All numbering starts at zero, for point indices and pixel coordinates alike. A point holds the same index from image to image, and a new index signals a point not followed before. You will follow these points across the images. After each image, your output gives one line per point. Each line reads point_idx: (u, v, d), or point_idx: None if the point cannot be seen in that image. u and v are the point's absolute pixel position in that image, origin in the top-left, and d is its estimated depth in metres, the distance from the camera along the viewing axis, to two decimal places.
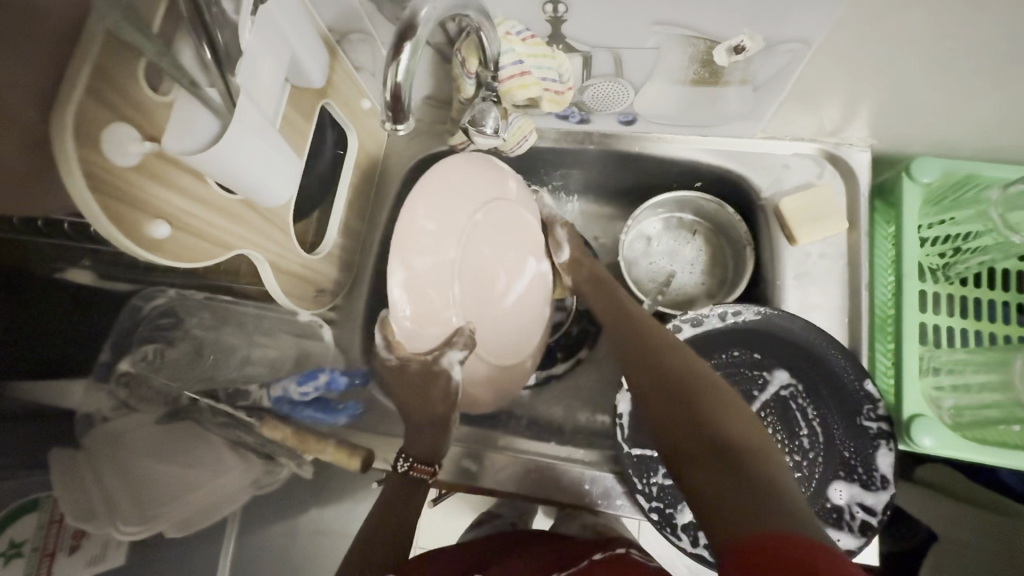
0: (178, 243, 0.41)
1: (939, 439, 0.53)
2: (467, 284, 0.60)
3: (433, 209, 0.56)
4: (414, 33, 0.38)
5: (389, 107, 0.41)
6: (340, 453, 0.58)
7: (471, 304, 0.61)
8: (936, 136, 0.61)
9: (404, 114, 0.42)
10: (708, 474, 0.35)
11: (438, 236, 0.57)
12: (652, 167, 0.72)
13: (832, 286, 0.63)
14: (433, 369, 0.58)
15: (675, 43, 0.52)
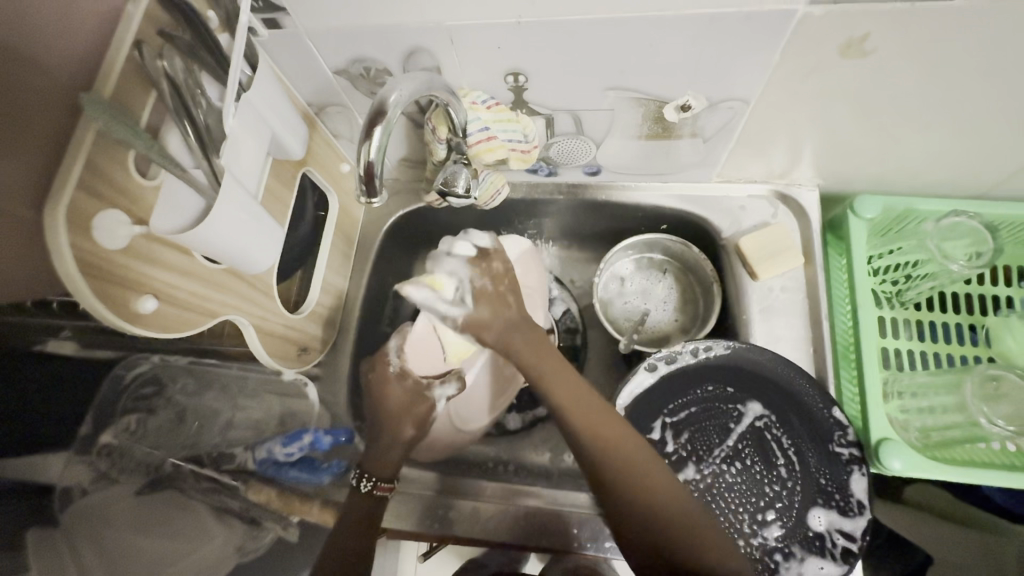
0: (165, 315, 0.43)
1: (908, 462, 0.55)
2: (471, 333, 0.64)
3: None
4: (385, 115, 0.41)
5: (363, 181, 0.44)
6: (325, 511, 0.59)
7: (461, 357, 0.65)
8: (875, 175, 0.66)
9: (379, 187, 0.45)
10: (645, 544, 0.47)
11: None
12: (620, 213, 0.77)
13: (795, 317, 0.67)
14: (423, 393, 0.61)
15: (626, 104, 0.57)
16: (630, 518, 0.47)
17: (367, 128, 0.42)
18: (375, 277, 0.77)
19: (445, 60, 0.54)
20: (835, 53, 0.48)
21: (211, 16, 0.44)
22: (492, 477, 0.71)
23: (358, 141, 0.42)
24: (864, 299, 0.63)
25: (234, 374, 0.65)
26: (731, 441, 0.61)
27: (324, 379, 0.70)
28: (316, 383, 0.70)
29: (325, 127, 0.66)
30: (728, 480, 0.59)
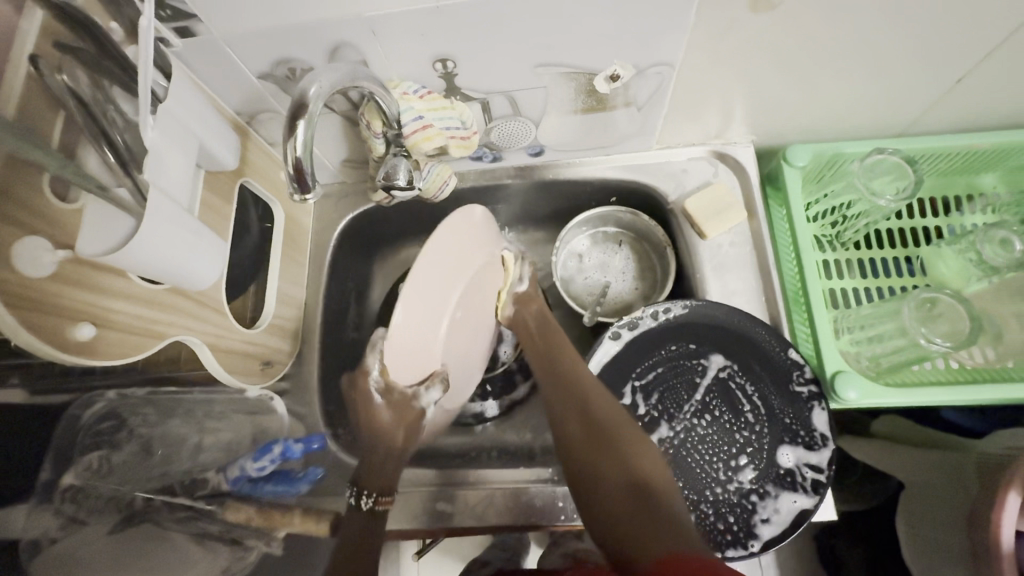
0: (109, 341, 0.42)
1: (861, 390, 0.58)
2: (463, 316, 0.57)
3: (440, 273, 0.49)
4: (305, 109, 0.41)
5: (294, 177, 0.43)
6: (307, 520, 0.58)
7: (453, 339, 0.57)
8: (802, 124, 0.69)
9: (311, 183, 0.44)
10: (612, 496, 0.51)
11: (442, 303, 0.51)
12: (569, 191, 0.78)
13: (746, 269, 0.69)
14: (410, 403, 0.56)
15: (558, 81, 0.58)
16: (604, 488, 0.51)
17: (291, 126, 0.41)
18: (333, 283, 0.76)
19: (370, 52, 0.53)
20: (748, 8, 0.50)
21: (114, 27, 0.43)
22: (477, 466, 0.72)
23: (283, 141, 0.42)
24: (805, 245, 0.66)
25: (199, 397, 0.63)
26: (698, 394, 0.63)
27: (293, 392, 0.69)
28: (284, 397, 0.69)
29: (258, 135, 0.64)
30: (700, 432, 0.61)
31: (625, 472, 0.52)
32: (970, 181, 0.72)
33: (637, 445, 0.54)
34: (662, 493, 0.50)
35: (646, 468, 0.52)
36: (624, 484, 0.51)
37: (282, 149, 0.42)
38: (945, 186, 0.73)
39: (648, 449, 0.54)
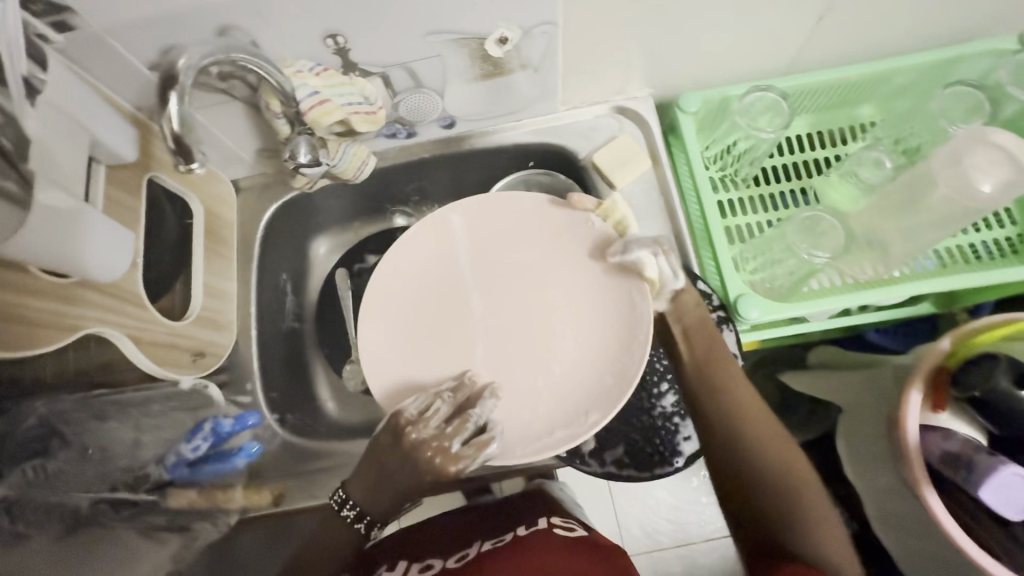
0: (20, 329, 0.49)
1: (760, 310, 0.64)
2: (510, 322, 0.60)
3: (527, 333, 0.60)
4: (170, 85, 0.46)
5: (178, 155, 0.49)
6: (249, 494, 0.65)
7: (496, 339, 0.60)
8: (693, 73, 0.73)
9: (195, 153, 0.48)
10: (759, 500, 0.52)
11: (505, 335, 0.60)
12: (488, 159, 0.81)
13: (656, 214, 0.73)
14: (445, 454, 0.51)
15: (450, 48, 0.60)
16: (748, 457, 0.53)
17: (163, 98, 0.48)
18: (264, 273, 0.77)
19: (259, 33, 0.54)
20: None
21: None
22: None
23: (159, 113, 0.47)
24: (703, 187, 0.71)
25: (135, 397, 0.62)
26: None
27: (233, 384, 0.70)
28: (225, 388, 0.70)
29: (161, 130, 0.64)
30: None
31: (768, 497, 0.52)
32: (850, 114, 0.78)
33: (791, 453, 0.54)
34: (790, 512, 0.51)
35: (765, 480, 0.52)
36: (758, 478, 0.52)
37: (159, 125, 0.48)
38: (829, 120, 0.79)
39: (757, 404, 0.56)
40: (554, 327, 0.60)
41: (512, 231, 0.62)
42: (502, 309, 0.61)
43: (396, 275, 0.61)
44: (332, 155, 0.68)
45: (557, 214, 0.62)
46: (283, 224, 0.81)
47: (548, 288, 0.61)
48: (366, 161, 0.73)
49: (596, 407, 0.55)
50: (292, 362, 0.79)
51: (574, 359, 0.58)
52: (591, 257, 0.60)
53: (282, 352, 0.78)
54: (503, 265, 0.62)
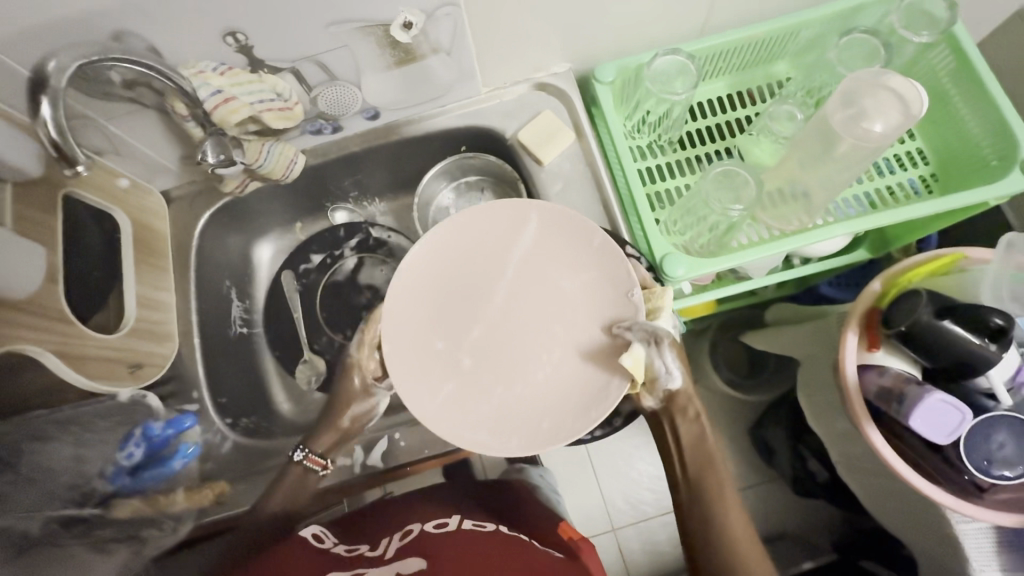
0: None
1: (686, 268, 0.65)
2: (503, 339, 0.56)
3: (509, 361, 0.56)
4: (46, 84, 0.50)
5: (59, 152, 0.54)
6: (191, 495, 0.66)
7: (484, 350, 0.56)
8: (606, 44, 0.74)
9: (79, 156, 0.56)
10: None
11: (489, 365, 0.56)
12: (419, 146, 0.82)
13: (585, 185, 0.74)
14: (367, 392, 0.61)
15: (356, 37, 0.60)
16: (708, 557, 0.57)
17: (36, 99, 0.51)
18: (202, 280, 0.77)
19: (155, 37, 0.53)
20: None
21: None
22: None
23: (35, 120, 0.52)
24: (624, 156, 0.72)
25: (73, 414, 0.61)
26: None
27: (178, 394, 0.71)
28: (170, 398, 0.70)
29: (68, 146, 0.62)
30: None
31: None
32: (767, 71, 0.81)
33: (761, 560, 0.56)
34: None
35: None
36: None
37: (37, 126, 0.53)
38: (747, 79, 0.81)
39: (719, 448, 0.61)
40: (539, 357, 0.56)
41: (558, 254, 0.58)
42: (508, 318, 0.57)
43: (437, 238, 0.56)
44: (255, 156, 0.69)
45: (592, 266, 0.57)
46: (220, 230, 0.81)
47: (565, 319, 0.57)
48: (297, 161, 0.74)
49: (517, 434, 0.53)
50: (242, 366, 0.79)
51: (540, 393, 0.54)
52: (614, 307, 0.56)
53: (231, 357, 0.78)
54: (526, 278, 0.57)
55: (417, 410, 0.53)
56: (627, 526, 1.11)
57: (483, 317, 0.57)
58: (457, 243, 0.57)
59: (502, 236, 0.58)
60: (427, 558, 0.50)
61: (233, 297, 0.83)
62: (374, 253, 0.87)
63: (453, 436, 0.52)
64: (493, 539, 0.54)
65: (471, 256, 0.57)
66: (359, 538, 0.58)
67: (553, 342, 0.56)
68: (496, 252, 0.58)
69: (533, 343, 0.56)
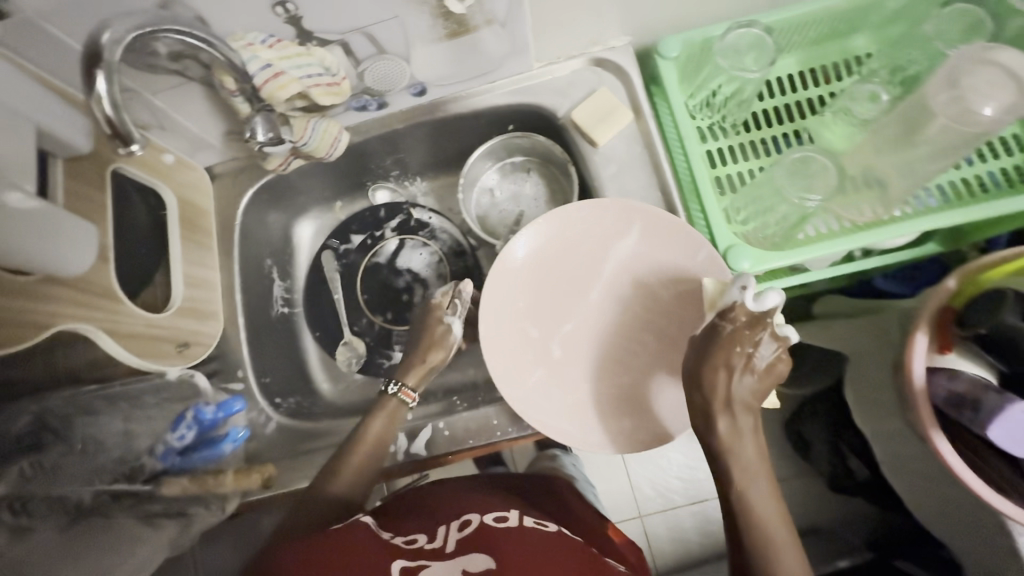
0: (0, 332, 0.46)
1: (752, 260, 0.61)
2: (590, 337, 0.63)
3: (592, 356, 0.62)
4: (101, 57, 0.44)
5: (112, 130, 0.47)
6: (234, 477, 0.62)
7: (572, 344, 0.63)
8: (670, 15, 0.68)
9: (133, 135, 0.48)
10: None
11: (575, 358, 0.62)
12: (464, 123, 0.78)
13: (641, 169, 0.70)
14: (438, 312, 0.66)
15: (409, 7, 0.57)
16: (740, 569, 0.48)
17: (89, 75, 0.44)
18: (245, 259, 0.76)
19: (202, 6, 0.50)
20: None
21: None
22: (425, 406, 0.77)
23: (86, 96, 0.45)
24: (687, 138, 0.67)
25: (122, 390, 0.63)
26: None
27: (223, 372, 0.70)
28: (216, 376, 0.70)
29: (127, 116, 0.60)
30: None
31: None
32: (845, 46, 0.74)
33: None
34: None
35: None
36: None
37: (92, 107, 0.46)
38: (821, 55, 0.75)
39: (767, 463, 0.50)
40: (629, 360, 0.62)
41: (653, 266, 0.63)
42: (602, 317, 0.63)
43: (541, 241, 0.63)
44: (300, 134, 0.65)
45: (693, 282, 0.62)
46: (261, 208, 0.79)
47: (650, 324, 0.62)
48: (341, 136, 0.71)
49: (596, 428, 0.60)
50: (283, 345, 0.79)
51: (628, 392, 0.61)
52: (696, 318, 0.61)
53: (273, 337, 0.77)
54: (617, 282, 0.63)
55: (508, 395, 0.60)
56: (655, 514, 1.10)
57: (580, 313, 0.63)
58: (555, 243, 0.63)
59: (606, 242, 0.63)
60: (495, 556, 0.48)
61: (273, 275, 0.82)
62: (415, 235, 0.85)
63: (542, 421, 0.60)
64: (558, 543, 0.52)
65: (570, 259, 0.63)
66: (417, 519, 0.57)
67: (636, 342, 0.62)
68: (595, 256, 0.64)
69: (619, 341, 0.62)
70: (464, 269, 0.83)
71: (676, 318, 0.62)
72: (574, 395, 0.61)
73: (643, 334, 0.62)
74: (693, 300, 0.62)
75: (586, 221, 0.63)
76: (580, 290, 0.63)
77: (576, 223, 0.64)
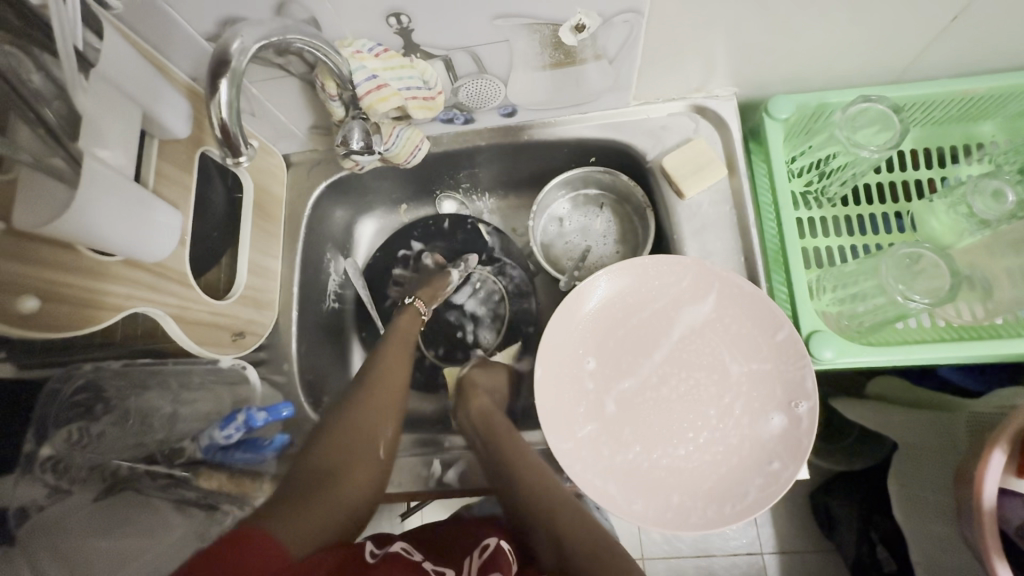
0: (81, 311, 0.45)
1: (836, 350, 0.58)
2: (649, 398, 0.60)
3: (646, 422, 0.59)
4: (227, 67, 0.43)
5: (224, 141, 0.45)
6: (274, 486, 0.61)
7: (632, 400, 0.60)
8: (787, 73, 0.65)
9: (242, 145, 0.47)
10: None
11: (626, 416, 0.59)
12: (545, 150, 0.76)
13: (726, 229, 0.66)
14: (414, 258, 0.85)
15: (521, 33, 0.55)
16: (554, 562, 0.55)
17: (212, 83, 0.43)
18: (309, 249, 0.76)
19: (319, 9, 0.50)
20: None
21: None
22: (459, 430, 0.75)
23: (206, 98, 0.44)
24: (784, 204, 0.63)
25: (176, 369, 0.63)
26: None
27: (270, 363, 0.70)
28: (262, 366, 0.70)
29: None
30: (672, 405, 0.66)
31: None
32: (967, 130, 0.69)
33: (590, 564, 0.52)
34: None
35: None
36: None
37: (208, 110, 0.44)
38: (939, 135, 0.70)
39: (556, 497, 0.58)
40: (688, 431, 0.58)
41: (729, 338, 0.60)
42: (665, 381, 0.60)
43: (614, 291, 0.62)
44: (385, 139, 0.64)
45: (765, 361, 0.59)
46: (330, 203, 0.79)
47: (714, 401, 0.59)
48: (422, 144, 0.70)
49: (643, 498, 0.56)
50: (329, 343, 0.78)
51: (683, 465, 0.58)
52: (765, 399, 0.58)
53: (322, 332, 0.77)
54: (686, 347, 0.61)
55: (556, 446, 0.58)
56: (657, 558, 1.08)
57: (640, 372, 0.60)
58: (628, 295, 0.62)
59: (678, 303, 0.61)
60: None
61: (331, 270, 0.81)
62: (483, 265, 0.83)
63: (588, 482, 0.56)
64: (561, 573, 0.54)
65: (639, 313, 0.62)
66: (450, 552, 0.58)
67: (697, 413, 0.59)
68: (665, 316, 0.61)
69: (680, 408, 0.59)
70: (524, 309, 0.81)
71: (745, 397, 0.59)
72: (620, 450, 0.58)
73: (705, 408, 0.59)
74: (761, 381, 0.59)
75: (663, 279, 0.61)
76: (644, 348, 0.61)
77: (653, 280, 0.62)
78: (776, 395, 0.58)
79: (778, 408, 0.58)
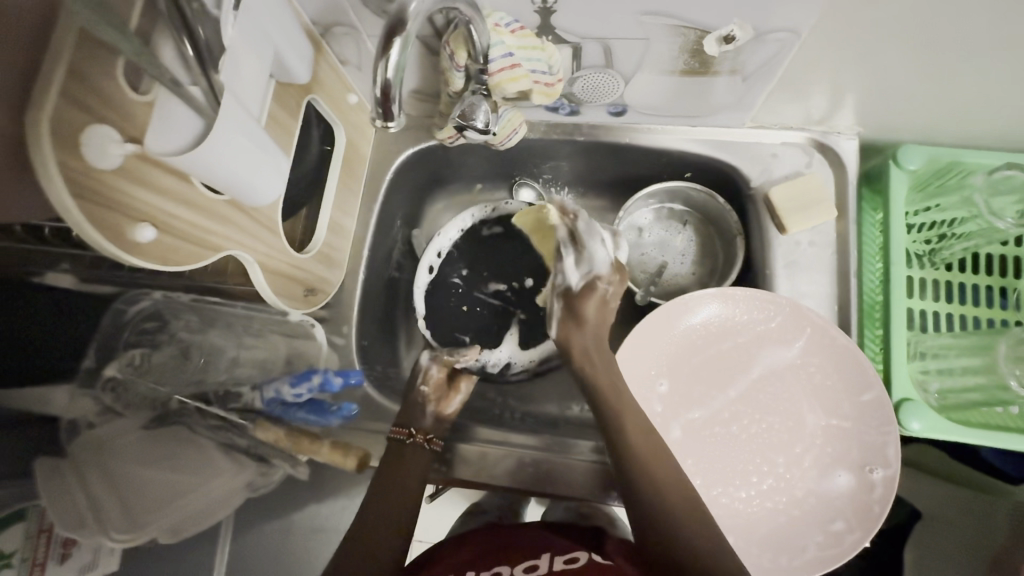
0: (188, 246, 0.43)
1: (926, 423, 0.55)
2: (720, 432, 0.58)
3: (708, 456, 0.57)
4: (403, 28, 0.40)
5: (379, 103, 0.45)
6: (335, 453, 0.58)
7: (698, 431, 0.58)
8: (923, 123, 0.61)
9: (394, 111, 0.46)
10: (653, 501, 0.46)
11: (688, 445, 0.58)
12: (640, 156, 0.73)
13: (820, 273, 0.64)
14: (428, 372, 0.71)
15: (663, 33, 0.52)
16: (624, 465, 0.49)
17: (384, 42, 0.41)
18: (385, 214, 0.75)
19: None
20: None
21: None
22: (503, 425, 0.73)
23: (376, 58, 0.42)
24: (896, 259, 0.60)
25: (241, 313, 0.62)
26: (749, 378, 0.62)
27: (331, 322, 0.69)
28: (322, 325, 0.69)
29: (330, 50, 0.59)
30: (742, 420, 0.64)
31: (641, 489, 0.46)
32: None
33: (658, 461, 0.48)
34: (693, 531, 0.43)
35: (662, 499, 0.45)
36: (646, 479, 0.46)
37: (373, 68, 0.43)
38: None
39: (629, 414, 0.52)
40: (750, 475, 0.57)
41: (812, 388, 0.58)
42: (736, 420, 0.58)
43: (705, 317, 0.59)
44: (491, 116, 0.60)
45: (846, 419, 0.56)
46: (411, 170, 0.77)
47: (784, 450, 0.57)
48: (520, 128, 0.67)
49: None
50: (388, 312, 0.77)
51: (740, 508, 0.56)
52: (839, 458, 0.56)
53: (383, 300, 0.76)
54: (762, 392, 0.58)
55: None
56: None
57: (712, 405, 0.58)
58: (716, 325, 0.59)
59: (761, 342, 0.59)
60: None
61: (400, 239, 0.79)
62: None
63: None
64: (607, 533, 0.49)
65: (722, 345, 0.59)
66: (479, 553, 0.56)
67: (762, 457, 0.57)
68: (748, 355, 0.59)
69: (746, 450, 0.57)
70: None
71: (815, 451, 0.57)
72: None
73: (775, 455, 0.57)
74: (835, 439, 0.56)
75: (752, 317, 0.59)
76: (721, 381, 0.59)
77: (743, 315, 0.59)
78: (855, 456, 0.55)
79: (853, 470, 0.55)
